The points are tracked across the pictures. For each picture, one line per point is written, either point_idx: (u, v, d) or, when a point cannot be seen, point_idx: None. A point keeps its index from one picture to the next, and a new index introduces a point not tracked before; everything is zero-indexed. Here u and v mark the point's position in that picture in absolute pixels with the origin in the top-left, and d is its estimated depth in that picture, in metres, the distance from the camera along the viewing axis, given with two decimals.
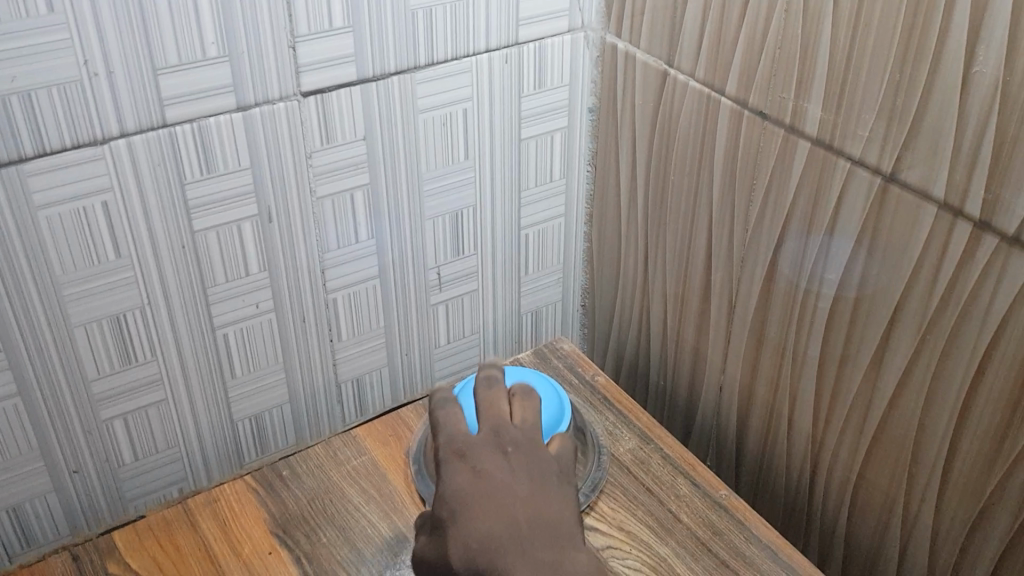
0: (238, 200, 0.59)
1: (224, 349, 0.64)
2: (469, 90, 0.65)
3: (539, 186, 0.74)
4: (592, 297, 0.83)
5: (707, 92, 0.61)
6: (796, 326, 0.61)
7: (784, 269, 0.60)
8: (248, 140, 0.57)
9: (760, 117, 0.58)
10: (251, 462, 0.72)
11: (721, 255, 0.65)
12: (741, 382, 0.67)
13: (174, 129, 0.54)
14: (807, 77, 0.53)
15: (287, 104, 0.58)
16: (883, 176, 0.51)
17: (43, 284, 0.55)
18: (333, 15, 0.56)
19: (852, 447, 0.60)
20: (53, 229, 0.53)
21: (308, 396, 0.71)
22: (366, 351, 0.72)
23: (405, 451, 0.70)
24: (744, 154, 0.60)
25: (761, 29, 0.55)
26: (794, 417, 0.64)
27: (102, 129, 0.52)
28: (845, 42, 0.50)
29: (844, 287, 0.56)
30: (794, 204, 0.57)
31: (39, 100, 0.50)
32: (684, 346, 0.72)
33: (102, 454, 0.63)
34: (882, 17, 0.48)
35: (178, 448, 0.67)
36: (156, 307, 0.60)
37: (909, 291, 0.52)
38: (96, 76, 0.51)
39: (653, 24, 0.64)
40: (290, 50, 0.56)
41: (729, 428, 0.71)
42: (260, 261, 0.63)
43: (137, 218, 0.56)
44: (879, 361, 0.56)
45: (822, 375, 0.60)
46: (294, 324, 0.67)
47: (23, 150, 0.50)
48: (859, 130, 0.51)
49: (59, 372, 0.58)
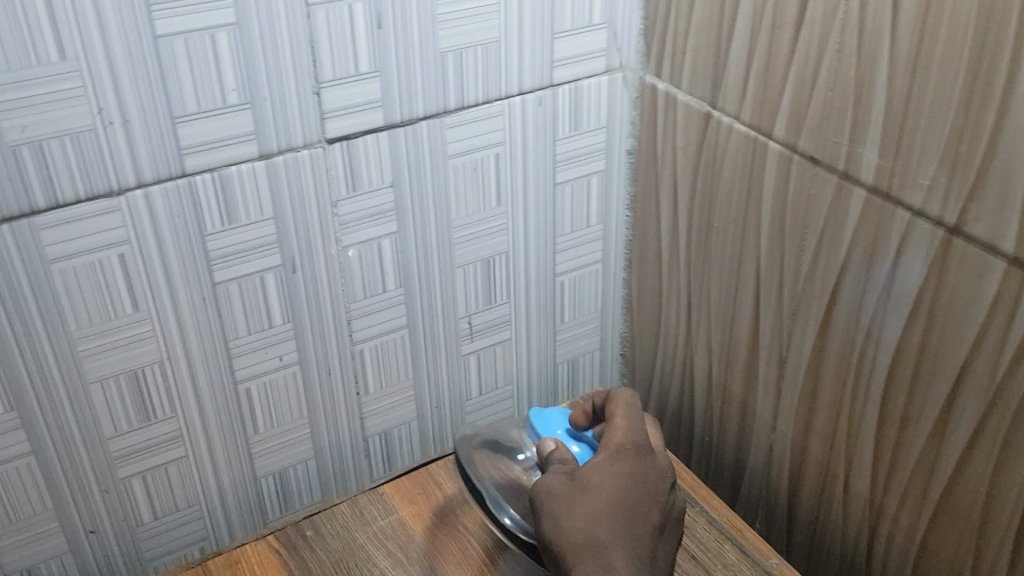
0: (261, 251, 0.57)
1: (247, 404, 0.62)
2: (501, 134, 0.62)
3: (576, 231, 0.71)
4: (632, 346, 0.79)
5: (753, 135, 0.58)
6: (852, 384, 0.57)
7: (838, 323, 0.56)
8: (271, 189, 0.55)
9: (810, 162, 0.54)
10: (275, 520, 0.69)
11: (770, 305, 0.61)
12: (792, 441, 0.63)
13: (194, 178, 0.52)
14: (862, 121, 0.50)
15: (312, 151, 0.55)
16: (946, 227, 0.47)
17: (57, 340, 0.52)
18: (360, 59, 0.54)
19: (913, 515, 0.56)
20: (68, 283, 0.51)
21: (335, 452, 0.68)
22: (394, 404, 0.69)
23: (435, 511, 0.67)
24: (793, 200, 0.56)
25: (811, 69, 0.52)
26: (850, 481, 0.60)
27: (119, 180, 0.50)
28: (903, 84, 0.47)
29: (904, 344, 0.52)
30: (848, 255, 0.54)
31: (52, 150, 0.47)
32: (730, 401, 0.69)
33: (119, 513, 0.60)
34: (944, 57, 0.45)
35: (199, 506, 0.64)
36: (176, 362, 0.58)
37: (975, 351, 0.48)
38: (111, 125, 0.48)
39: (696, 63, 0.61)
40: (315, 96, 0.54)
41: (779, 488, 0.66)
42: (284, 313, 0.60)
43: (156, 271, 0.54)
44: (942, 425, 0.52)
45: (880, 437, 0.56)
46: (320, 377, 0.64)
47: (35, 203, 0.48)
48: (919, 178, 0.48)
49: (74, 430, 0.56)
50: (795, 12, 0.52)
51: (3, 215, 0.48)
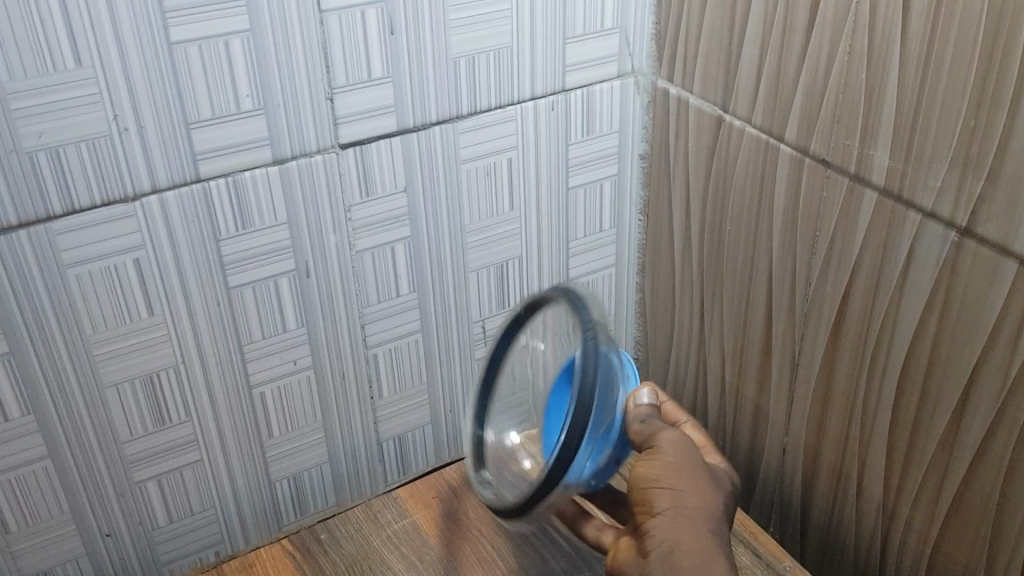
0: (274, 255, 0.57)
1: (261, 408, 0.62)
2: (513, 138, 0.63)
3: (588, 235, 0.71)
4: (645, 351, 0.79)
5: (765, 138, 0.58)
6: (865, 387, 0.57)
7: (850, 326, 0.56)
8: (285, 193, 0.55)
9: (822, 165, 0.54)
10: (290, 524, 0.69)
11: (782, 309, 0.61)
12: (806, 444, 0.63)
13: (208, 183, 0.53)
14: (873, 124, 0.50)
15: (325, 156, 0.56)
16: (958, 230, 0.47)
17: (74, 345, 0.53)
18: (373, 64, 0.54)
19: (927, 517, 0.55)
20: (84, 287, 0.52)
21: (349, 456, 0.69)
22: (408, 408, 0.69)
23: (448, 515, 0.67)
24: (805, 203, 0.56)
25: (822, 72, 0.52)
26: (863, 484, 0.59)
27: (134, 186, 0.51)
28: (913, 86, 0.47)
29: (916, 346, 0.52)
30: (860, 257, 0.54)
31: (68, 156, 0.48)
32: (743, 404, 0.69)
33: (135, 517, 0.61)
34: (954, 59, 0.44)
35: (214, 510, 0.64)
36: (191, 366, 0.58)
37: (987, 353, 0.48)
38: (126, 130, 0.49)
39: (707, 67, 0.61)
40: (328, 101, 0.54)
41: (793, 492, 0.66)
42: (298, 317, 0.60)
43: (171, 275, 0.54)
44: (955, 427, 0.51)
45: (893, 441, 0.56)
46: (334, 381, 0.64)
47: (51, 208, 0.49)
48: (929, 180, 0.48)
49: (90, 434, 0.56)
50: (806, 16, 0.52)
51: (20, 220, 0.48)
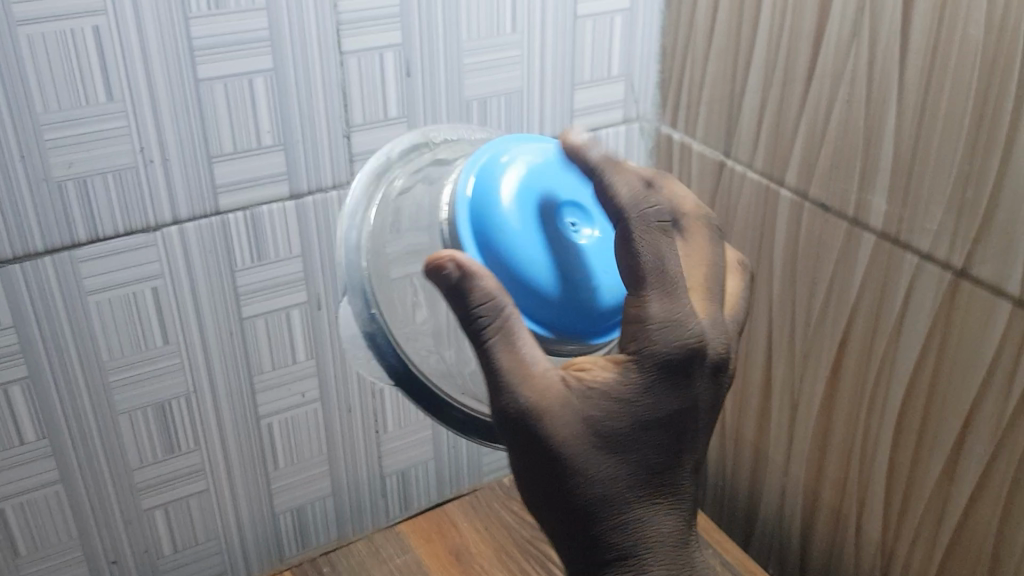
0: (287, 287, 0.58)
1: (269, 440, 0.63)
2: None
3: None
4: None
5: (766, 183, 0.60)
6: (863, 427, 0.58)
7: (850, 366, 0.57)
8: (300, 227, 0.57)
9: (821, 209, 0.56)
10: (292, 556, 0.69)
11: (782, 349, 0.63)
12: (806, 483, 0.64)
13: (227, 216, 0.54)
14: (871, 170, 0.52)
15: (340, 192, 0.57)
16: (953, 271, 0.49)
17: (89, 370, 0.54)
18: (388, 104, 0.56)
19: (925, 556, 0.56)
20: (102, 313, 0.53)
21: (352, 489, 0.69)
22: (412, 443, 0.70)
23: (450, 551, 0.68)
24: (805, 245, 0.58)
25: (822, 119, 0.54)
26: (862, 524, 0.60)
27: (155, 216, 0.52)
28: (910, 135, 0.49)
29: (914, 384, 0.53)
30: (859, 297, 0.55)
31: (94, 186, 0.50)
32: (744, 448, 0.70)
33: (141, 545, 0.61)
34: (949, 110, 0.47)
35: (218, 540, 0.65)
36: (202, 395, 0.59)
37: (984, 392, 0.49)
38: (152, 162, 0.51)
39: (710, 114, 0.64)
40: (345, 140, 0.56)
41: (792, 532, 0.67)
42: (308, 349, 0.62)
43: (186, 303, 0.55)
44: (953, 465, 0.52)
45: (893, 479, 0.57)
46: (341, 415, 0.65)
47: (76, 236, 0.50)
48: (927, 224, 0.50)
49: (102, 459, 0.57)
50: (806, 65, 0.55)
51: (47, 247, 0.50)
